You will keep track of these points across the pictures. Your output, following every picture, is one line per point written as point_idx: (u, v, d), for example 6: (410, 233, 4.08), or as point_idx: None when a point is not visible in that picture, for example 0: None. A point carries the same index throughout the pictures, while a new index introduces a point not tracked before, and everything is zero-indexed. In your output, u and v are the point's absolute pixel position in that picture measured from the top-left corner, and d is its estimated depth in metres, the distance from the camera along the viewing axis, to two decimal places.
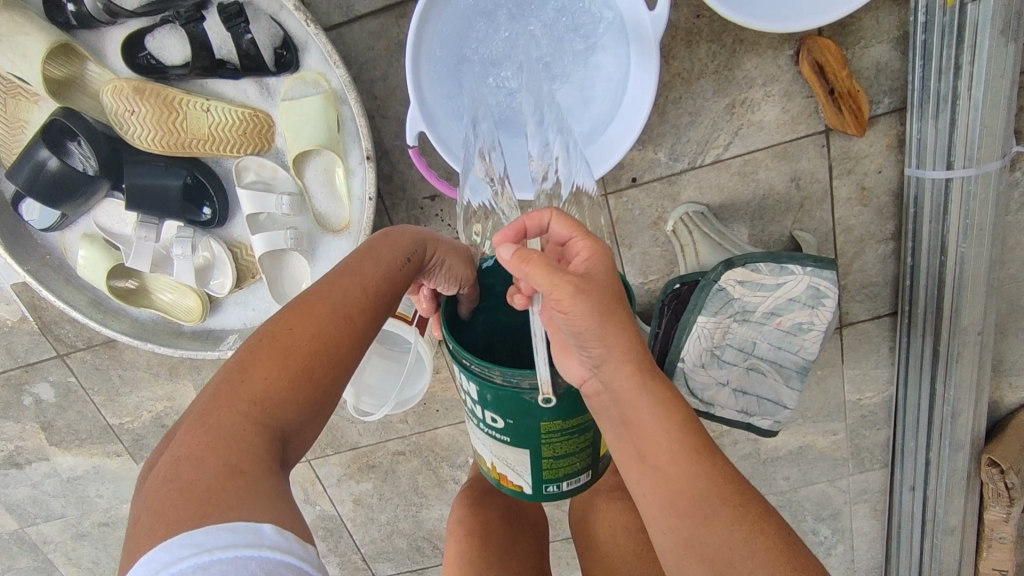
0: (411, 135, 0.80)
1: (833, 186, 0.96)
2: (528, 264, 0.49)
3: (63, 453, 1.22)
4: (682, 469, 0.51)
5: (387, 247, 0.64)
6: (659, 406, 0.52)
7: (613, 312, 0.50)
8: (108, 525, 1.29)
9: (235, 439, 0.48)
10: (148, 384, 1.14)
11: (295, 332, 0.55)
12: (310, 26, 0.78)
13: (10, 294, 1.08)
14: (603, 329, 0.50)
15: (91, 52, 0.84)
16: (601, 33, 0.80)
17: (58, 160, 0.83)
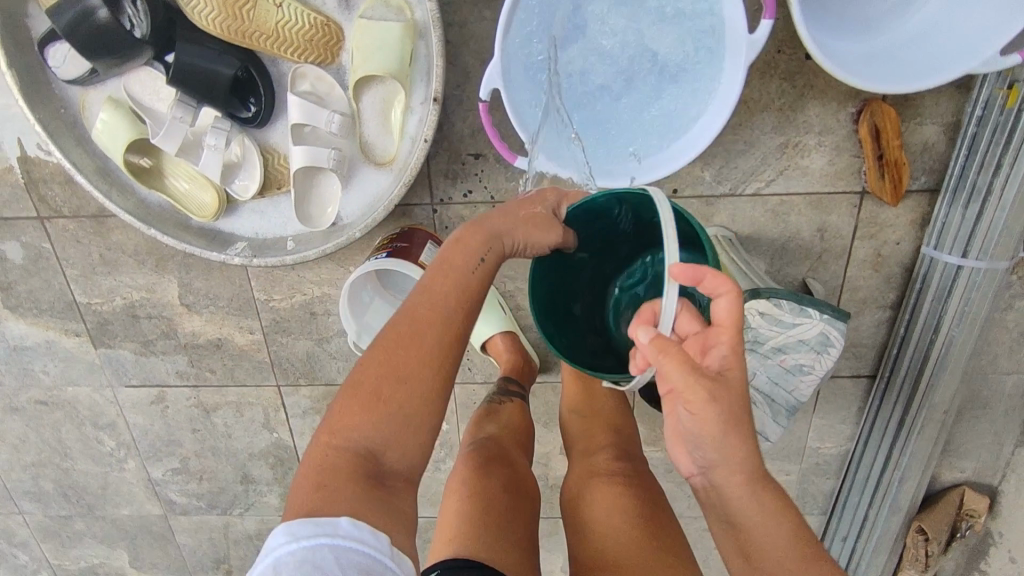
0: (485, 90, 0.78)
1: (853, 246, 1.00)
2: (665, 357, 0.56)
3: (17, 320, 1.14)
4: (776, 541, 0.56)
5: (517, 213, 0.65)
6: (757, 490, 0.57)
7: (734, 413, 0.55)
8: (46, 405, 1.22)
9: (329, 466, 0.54)
10: (131, 271, 1.09)
11: (378, 357, 0.58)
12: None
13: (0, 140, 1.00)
14: (727, 432, 0.55)
15: None
16: (695, 38, 0.78)
17: (109, 13, 0.76)
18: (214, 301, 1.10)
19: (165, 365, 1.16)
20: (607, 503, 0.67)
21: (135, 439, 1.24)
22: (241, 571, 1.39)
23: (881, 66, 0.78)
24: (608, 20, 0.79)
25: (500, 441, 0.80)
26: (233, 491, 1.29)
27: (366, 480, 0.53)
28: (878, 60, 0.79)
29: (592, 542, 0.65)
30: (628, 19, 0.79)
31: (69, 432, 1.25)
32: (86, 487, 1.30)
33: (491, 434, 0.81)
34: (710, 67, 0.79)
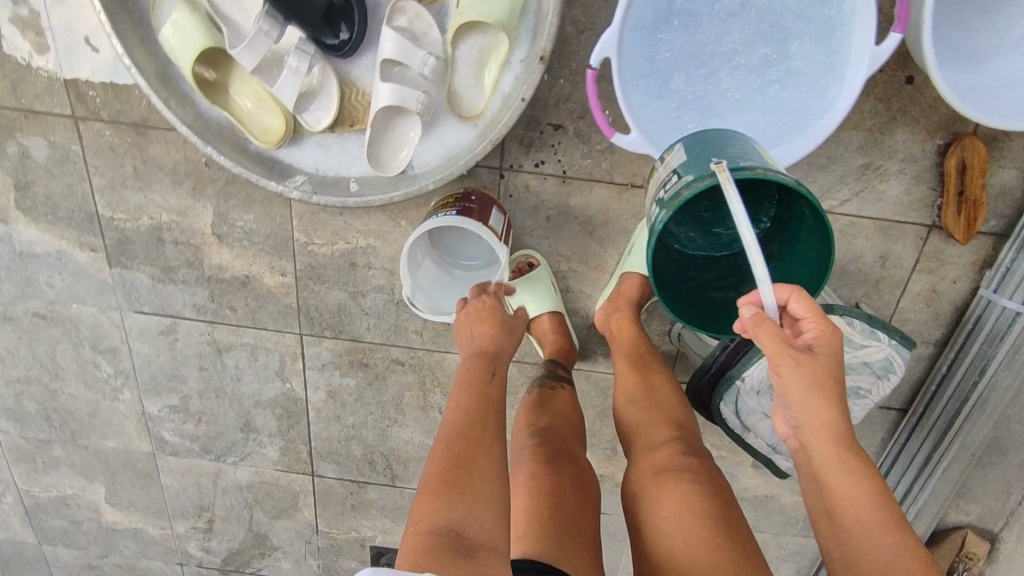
0: (596, 57, 0.72)
1: (911, 279, 0.97)
2: (760, 329, 0.64)
3: (28, 225, 1.06)
4: (854, 500, 0.62)
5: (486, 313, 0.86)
6: (839, 451, 0.63)
7: (820, 381, 0.63)
8: (45, 320, 1.14)
9: (421, 541, 0.59)
10: (164, 190, 1.02)
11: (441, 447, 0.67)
12: None
13: (43, 24, 0.91)
14: (823, 396, 0.63)
15: None
16: (826, 38, 0.73)
17: None
18: (249, 236, 1.04)
19: (183, 295, 1.10)
20: (673, 508, 0.66)
21: (136, 369, 1.18)
22: (224, 520, 1.33)
23: (1000, 96, 0.75)
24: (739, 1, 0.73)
25: (558, 431, 0.84)
26: (232, 438, 1.23)
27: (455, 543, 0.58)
28: (1002, 86, 0.75)
29: (658, 549, 0.64)
30: (760, 3, 0.73)
31: (65, 352, 1.17)
32: (72, 412, 1.22)
33: (551, 425, 0.84)
34: (833, 67, 0.73)
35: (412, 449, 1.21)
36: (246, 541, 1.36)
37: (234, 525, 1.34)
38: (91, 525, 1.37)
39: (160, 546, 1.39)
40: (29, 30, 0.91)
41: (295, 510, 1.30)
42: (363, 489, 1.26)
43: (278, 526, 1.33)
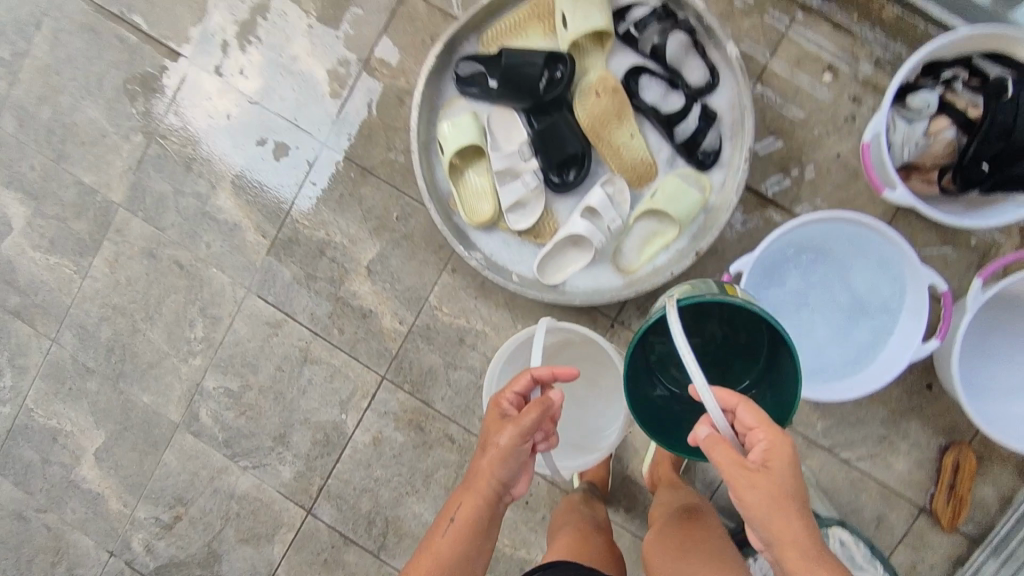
0: (738, 266, 0.96)
1: (897, 547, 1.14)
2: (716, 451, 0.71)
3: (229, 197, 1.27)
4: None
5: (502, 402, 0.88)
6: (805, 543, 0.69)
7: (772, 490, 0.69)
8: (180, 271, 1.29)
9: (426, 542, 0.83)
10: (351, 220, 1.24)
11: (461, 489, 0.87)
12: (744, 164, 0.99)
13: (347, 84, 1.23)
14: (780, 503, 0.69)
15: (612, 49, 1.06)
16: (881, 327, 1.03)
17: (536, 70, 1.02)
18: (393, 281, 1.23)
19: (308, 302, 1.25)
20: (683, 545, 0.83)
21: (222, 344, 1.28)
22: (191, 522, 1.29)
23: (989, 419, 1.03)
24: (829, 279, 1.05)
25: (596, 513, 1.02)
26: (259, 442, 1.27)
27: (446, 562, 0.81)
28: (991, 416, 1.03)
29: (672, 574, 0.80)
30: (842, 287, 1.05)
31: (175, 302, 1.29)
32: (139, 355, 1.30)
33: (591, 509, 1.03)
34: (882, 347, 1.02)
35: (415, 527, 1.23)
36: (196, 556, 1.29)
37: (197, 534, 1.29)
38: (60, 471, 1.32)
39: (107, 526, 1.31)
40: (335, 81, 1.24)
41: (267, 543, 1.27)
42: (345, 548, 1.25)
43: (240, 554, 1.28)
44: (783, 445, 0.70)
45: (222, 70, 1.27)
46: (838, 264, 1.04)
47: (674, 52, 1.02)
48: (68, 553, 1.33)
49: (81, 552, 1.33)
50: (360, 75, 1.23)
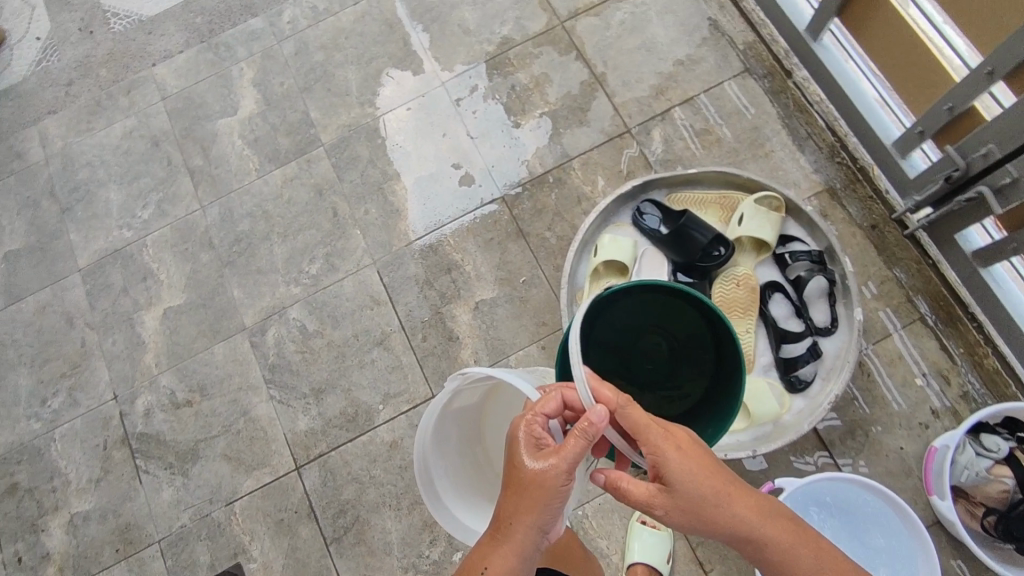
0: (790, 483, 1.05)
1: None
2: (628, 485, 0.79)
3: (404, 188, 1.45)
4: (766, 529, 0.79)
5: (513, 447, 0.81)
6: (734, 491, 0.79)
7: (690, 477, 0.77)
8: (333, 218, 1.45)
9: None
10: (486, 259, 1.37)
11: (482, 544, 0.82)
12: (827, 405, 1.09)
13: (546, 163, 1.43)
14: (697, 506, 0.77)
15: (762, 260, 1.24)
16: None
17: (700, 240, 1.20)
18: (490, 326, 1.32)
19: (411, 299, 1.36)
20: None
21: (321, 291, 1.39)
22: (199, 413, 1.36)
23: None
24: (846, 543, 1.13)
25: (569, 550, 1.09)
26: (296, 384, 1.34)
27: None
28: None
29: None
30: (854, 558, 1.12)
31: (311, 236, 1.45)
32: (256, 257, 1.46)
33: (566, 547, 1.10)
34: None
35: (375, 543, 1.23)
36: (179, 445, 1.34)
37: (194, 427, 1.35)
38: (127, 305, 1.47)
39: (130, 373, 1.41)
40: (539, 156, 1.43)
41: (243, 473, 1.30)
42: (303, 521, 1.25)
43: (215, 467, 1.32)
44: (667, 445, 0.78)
45: (462, 103, 1.51)
46: (859, 534, 1.13)
47: (811, 290, 1.19)
48: (83, 374, 1.42)
49: (94, 381, 1.41)
50: (560, 163, 1.42)
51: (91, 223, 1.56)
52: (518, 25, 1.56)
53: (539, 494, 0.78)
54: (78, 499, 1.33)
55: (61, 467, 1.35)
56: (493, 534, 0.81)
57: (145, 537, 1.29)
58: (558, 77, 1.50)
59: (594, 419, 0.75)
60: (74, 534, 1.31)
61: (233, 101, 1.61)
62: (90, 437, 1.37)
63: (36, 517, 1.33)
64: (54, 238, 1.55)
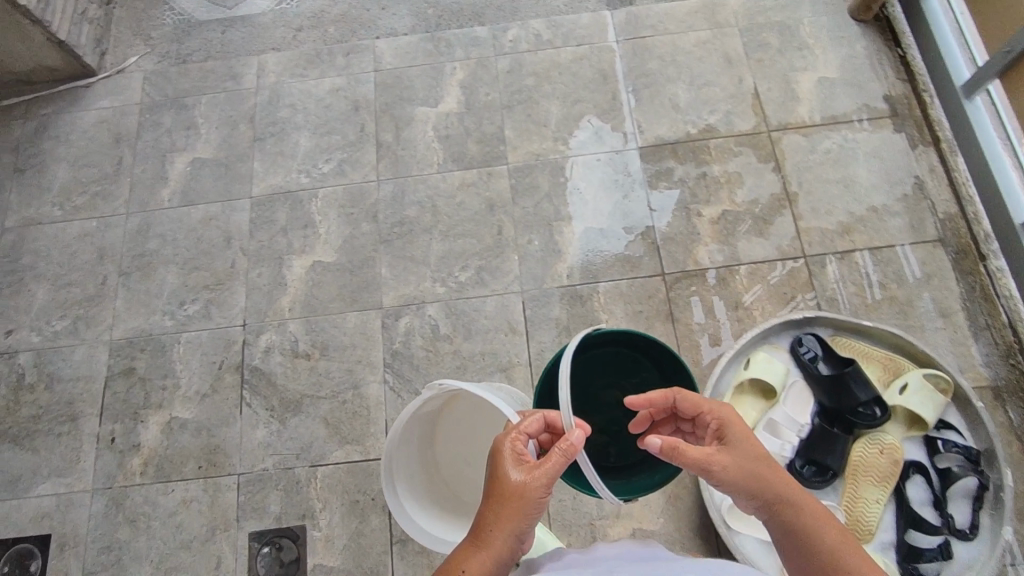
0: None
1: None
2: (679, 448, 0.86)
3: (572, 232, 1.45)
4: (802, 498, 0.86)
5: (495, 455, 0.90)
6: (773, 464, 0.88)
7: (734, 450, 0.88)
8: (496, 235, 1.46)
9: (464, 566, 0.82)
10: (630, 330, 1.37)
11: (472, 534, 0.85)
12: None
13: (717, 258, 1.41)
14: (750, 461, 0.87)
15: (912, 436, 1.20)
16: None
17: (860, 394, 1.17)
18: None
19: (546, 340, 1.37)
20: None
21: (462, 303, 1.41)
22: (313, 369, 1.40)
23: None
24: None
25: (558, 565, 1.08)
26: (412, 378, 1.37)
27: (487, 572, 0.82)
28: None
29: None
30: None
31: (472, 246, 1.46)
32: (411, 244, 1.48)
33: None
34: None
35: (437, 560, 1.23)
36: (286, 392, 1.38)
37: (305, 380, 1.39)
38: (281, 245, 1.53)
39: (264, 308, 1.47)
40: (712, 248, 1.42)
41: (335, 442, 1.33)
42: (377, 512, 1.27)
43: (312, 426, 1.35)
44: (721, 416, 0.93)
45: (649, 177, 1.49)
46: None
47: (956, 487, 1.14)
48: (224, 293, 1.50)
49: (228, 303, 1.49)
50: (731, 262, 1.40)
51: (274, 159, 1.64)
52: (727, 117, 1.53)
53: (519, 499, 0.85)
54: (182, 406, 1.40)
55: (176, 370, 1.44)
56: (488, 519, 0.85)
57: (228, 466, 1.33)
58: (750, 181, 1.47)
59: (571, 435, 0.89)
60: (167, 436, 1.38)
61: (437, 93, 1.64)
62: (211, 353, 1.44)
63: (140, 407, 1.41)
64: (239, 161, 1.65)
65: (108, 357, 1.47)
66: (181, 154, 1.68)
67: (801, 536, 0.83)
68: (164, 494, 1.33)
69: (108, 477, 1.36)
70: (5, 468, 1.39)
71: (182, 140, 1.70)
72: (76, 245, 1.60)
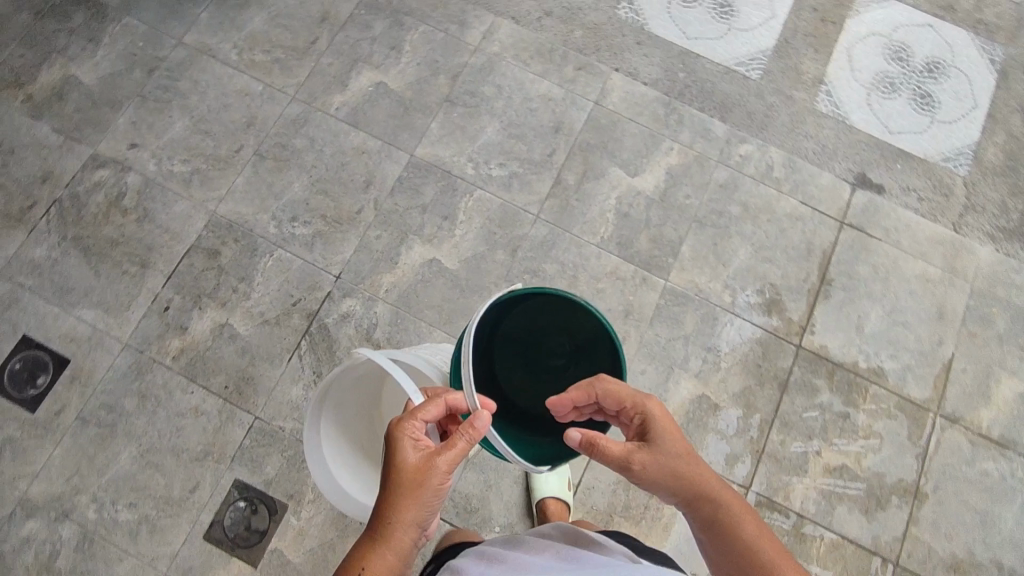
0: None
1: None
2: (597, 442, 0.88)
3: (688, 390, 1.28)
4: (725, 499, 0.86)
5: (396, 440, 0.89)
6: (699, 461, 0.89)
7: (656, 450, 0.89)
8: None
9: (363, 565, 0.82)
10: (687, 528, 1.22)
11: (369, 531, 0.85)
12: None
13: (816, 513, 1.23)
14: (669, 456, 0.89)
15: None
16: None
17: None
18: None
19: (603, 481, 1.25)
20: None
21: None
22: None
23: None
24: None
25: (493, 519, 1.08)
26: None
27: (393, 570, 0.83)
28: None
29: None
30: None
31: None
32: None
33: None
34: None
35: None
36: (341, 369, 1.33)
37: None
38: (413, 222, 1.44)
39: (364, 274, 1.40)
40: (815, 498, 1.24)
41: None
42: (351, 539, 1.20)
43: None
44: (648, 410, 0.92)
45: (788, 390, 1.28)
46: None
47: None
48: (337, 235, 1.44)
49: (333, 248, 1.43)
50: (824, 526, 1.23)
51: (450, 131, 1.52)
52: (901, 374, 1.30)
53: (421, 487, 0.87)
54: (241, 318, 1.38)
55: (254, 280, 1.41)
56: (389, 514, 0.85)
57: (250, 403, 1.32)
58: (886, 455, 1.26)
59: (477, 424, 0.89)
60: (213, 338, 1.37)
61: (640, 164, 1.45)
62: (293, 286, 1.40)
63: (204, 294, 1.41)
64: (416, 112, 1.54)
65: (201, 228, 1.47)
66: (371, 70, 1.59)
67: (706, 530, 0.87)
68: (183, 391, 1.34)
69: (143, 341, 1.38)
70: (68, 276, 1.43)
71: (380, 55, 1.60)
72: (233, 102, 1.58)
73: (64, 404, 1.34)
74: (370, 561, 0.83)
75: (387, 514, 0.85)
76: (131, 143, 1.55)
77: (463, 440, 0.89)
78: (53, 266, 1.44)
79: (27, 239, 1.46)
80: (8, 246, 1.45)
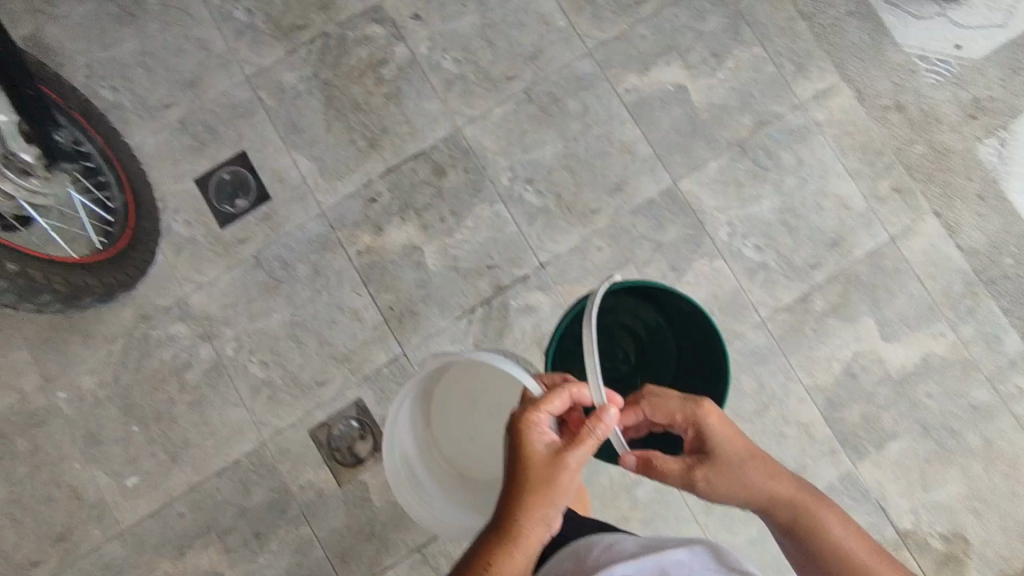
0: None
1: None
2: (650, 459, 0.92)
3: None
4: (788, 499, 0.87)
5: (519, 434, 0.84)
6: (759, 462, 0.90)
7: (714, 463, 0.90)
8: None
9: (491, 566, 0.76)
10: None
11: (494, 529, 0.80)
12: None
13: None
14: (734, 466, 0.89)
15: None
16: None
17: None
18: None
19: None
20: None
21: (666, 497, 1.24)
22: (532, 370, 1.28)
23: None
24: None
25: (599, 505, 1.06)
26: None
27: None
28: None
29: None
30: None
31: None
32: None
33: None
34: None
35: None
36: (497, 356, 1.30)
37: None
38: (640, 254, 1.33)
39: (566, 278, 1.32)
40: None
41: None
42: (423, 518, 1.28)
43: None
44: (700, 416, 0.91)
45: None
46: None
47: None
48: (562, 224, 1.34)
49: (553, 233, 1.33)
50: None
51: (725, 181, 1.35)
52: None
53: (550, 485, 0.80)
54: (435, 252, 1.33)
55: (464, 220, 1.34)
56: (518, 512, 0.80)
57: (404, 336, 1.31)
58: None
59: (604, 419, 0.83)
60: (402, 255, 1.34)
61: (900, 332, 1.31)
62: (497, 250, 1.33)
63: (413, 206, 1.35)
64: (704, 140, 1.36)
65: (441, 138, 1.37)
66: (683, 66, 1.38)
67: (791, 532, 0.87)
68: (353, 289, 1.33)
69: (340, 219, 1.35)
70: (302, 116, 1.39)
71: (704, 53, 1.39)
72: (530, 21, 1.40)
73: (250, 237, 1.35)
74: (496, 561, 0.77)
75: (517, 513, 0.80)
76: (415, 10, 1.41)
77: (585, 444, 0.83)
78: (293, 98, 1.39)
79: (284, 58, 1.40)
80: (265, 56, 1.40)
